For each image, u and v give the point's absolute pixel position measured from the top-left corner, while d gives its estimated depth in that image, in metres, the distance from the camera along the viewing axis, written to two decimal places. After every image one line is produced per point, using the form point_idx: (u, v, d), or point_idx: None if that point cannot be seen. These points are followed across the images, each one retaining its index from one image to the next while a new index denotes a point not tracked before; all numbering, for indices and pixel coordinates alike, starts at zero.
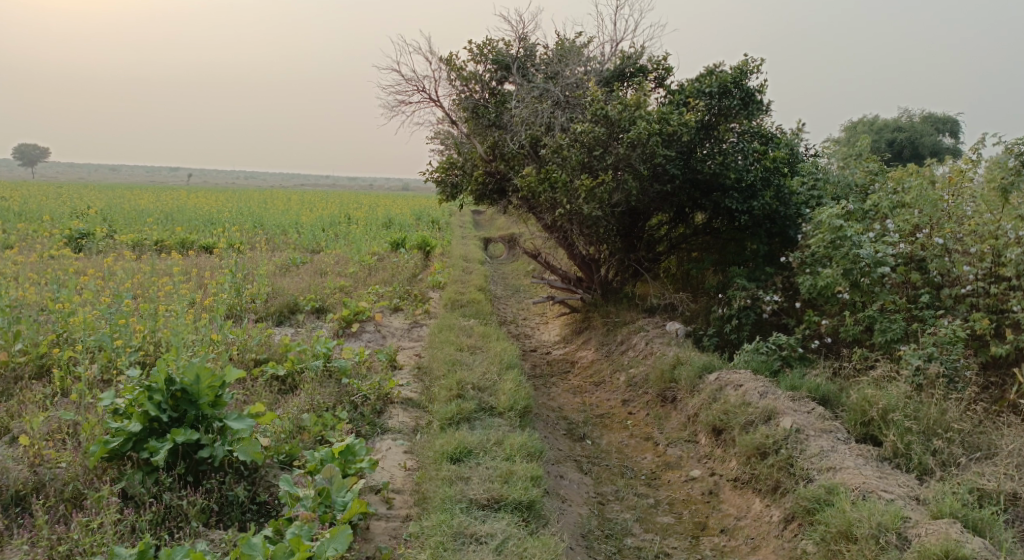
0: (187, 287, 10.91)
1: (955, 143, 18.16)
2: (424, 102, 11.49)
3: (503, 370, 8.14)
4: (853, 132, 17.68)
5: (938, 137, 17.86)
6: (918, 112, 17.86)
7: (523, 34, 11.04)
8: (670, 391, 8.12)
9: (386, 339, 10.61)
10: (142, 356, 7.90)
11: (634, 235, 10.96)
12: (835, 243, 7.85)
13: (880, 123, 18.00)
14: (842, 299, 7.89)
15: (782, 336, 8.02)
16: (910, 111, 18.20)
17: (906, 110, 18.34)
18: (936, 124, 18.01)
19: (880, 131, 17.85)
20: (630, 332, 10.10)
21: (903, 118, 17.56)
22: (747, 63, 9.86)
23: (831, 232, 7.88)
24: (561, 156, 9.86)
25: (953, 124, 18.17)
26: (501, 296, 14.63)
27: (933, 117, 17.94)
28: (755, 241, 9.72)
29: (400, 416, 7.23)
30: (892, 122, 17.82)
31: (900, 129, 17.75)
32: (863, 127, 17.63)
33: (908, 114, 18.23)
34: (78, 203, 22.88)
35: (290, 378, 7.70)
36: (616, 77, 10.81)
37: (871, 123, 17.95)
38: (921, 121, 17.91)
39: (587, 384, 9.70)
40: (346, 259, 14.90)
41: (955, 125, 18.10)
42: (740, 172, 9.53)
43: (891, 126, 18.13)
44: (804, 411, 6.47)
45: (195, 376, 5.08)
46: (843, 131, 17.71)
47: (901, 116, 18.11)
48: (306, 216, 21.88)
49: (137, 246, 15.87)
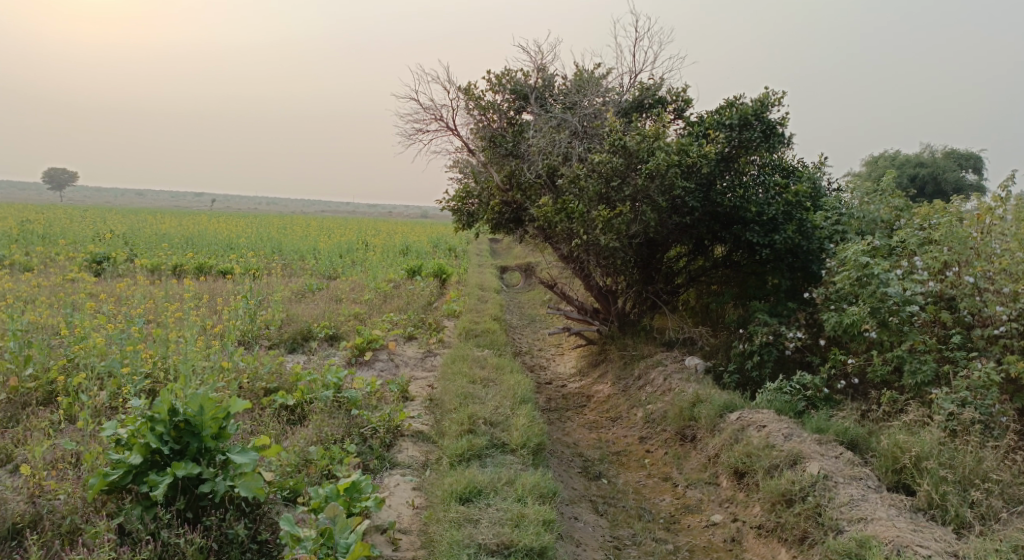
0: (200, 312, 10.80)
1: (978, 179, 17.88)
2: (442, 130, 11.41)
3: (516, 405, 7.91)
4: (875, 166, 17.46)
5: (962, 173, 17.60)
6: (941, 147, 17.63)
7: (542, 64, 10.96)
8: (689, 429, 7.87)
9: (400, 368, 10.43)
10: (150, 383, 7.75)
11: (652, 267, 10.76)
12: (861, 281, 7.69)
13: (902, 158, 17.77)
14: (868, 338, 7.61)
15: (807, 375, 7.78)
16: (933, 146, 17.97)
17: (929, 145, 18.11)
18: (960, 160, 17.75)
19: (902, 165, 17.62)
20: (648, 366, 9.86)
21: (926, 154, 17.32)
22: (769, 96, 9.70)
23: (857, 270, 7.70)
24: (578, 187, 9.68)
25: (977, 159, 17.92)
26: (516, 326, 14.44)
27: (956, 152, 17.69)
28: (777, 276, 9.49)
29: (409, 450, 7.02)
30: (914, 157, 17.58)
31: (923, 164, 17.51)
32: (884, 162, 17.41)
33: (930, 149, 18.00)
34: (98, 227, 22.98)
35: (299, 408, 7.53)
36: (635, 107, 10.70)
37: (893, 158, 17.72)
38: (944, 157, 17.67)
39: (603, 419, 9.45)
40: (362, 285, 14.78)
41: (979, 161, 17.84)
42: (761, 205, 9.42)
43: (914, 161, 17.90)
44: (832, 456, 6.20)
45: (198, 407, 4.92)
46: (865, 165, 17.47)
47: (924, 151, 17.88)
48: (323, 241, 21.85)
49: (155, 270, 15.85)
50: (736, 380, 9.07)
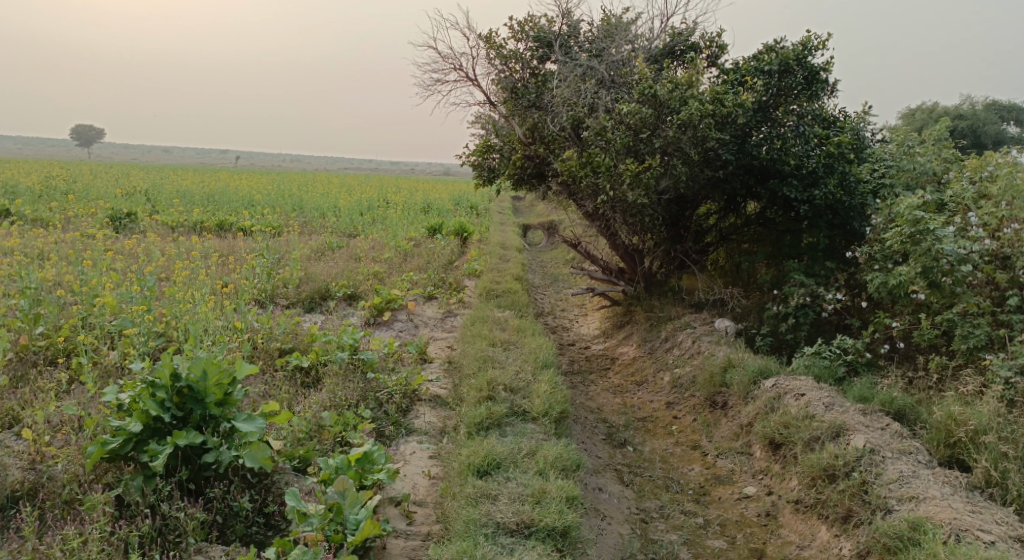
0: (216, 271, 10.52)
1: (1020, 132, 17.07)
2: (462, 80, 10.94)
3: (538, 370, 7.57)
4: (911, 119, 16.63)
5: (1002, 126, 16.81)
6: (982, 99, 16.79)
7: (567, 9, 10.39)
8: (719, 396, 7.50)
9: (419, 329, 10.11)
10: (162, 343, 7.48)
11: (681, 225, 10.30)
12: (914, 237, 7.18)
13: (940, 110, 16.95)
14: (915, 300, 7.30)
15: (847, 340, 7.37)
16: (973, 98, 17.12)
17: (967, 96, 17.24)
18: (1001, 113, 16.91)
19: (938, 118, 16.82)
20: (676, 329, 9.46)
21: (965, 105, 16.48)
22: (812, 39, 9.06)
23: (910, 225, 7.21)
24: (605, 139, 9.18)
25: (1018, 111, 17.04)
26: (538, 286, 14.08)
27: (997, 104, 16.86)
28: (814, 233, 9.00)
29: (426, 416, 6.73)
30: (954, 109, 16.72)
31: (962, 117, 16.69)
32: (921, 115, 16.60)
33: (969, 101, 17.16)
34: (120, 183, 22.78)
35: (313, 370, 7.24)
36: (665, 54, 10.12)
37: (929, 110, 16.90)
38: (983, 109, 16.85)
39: (629, 383, 9.10)
40: (382, 243, 14.45)
41: (1021, 113, 17.00)
42: (801, 157, 8.88)
43: (952, 113, 17.07)
44: (878, 428, 5.79)
45: (202, 371, 4.64)
46: (901, 118, 16.66)
47: (963, 103, 17.04)
48: (344, 199, 21.50)
49: (175, 227, 15.59)
50: (769, 344, 8.67)
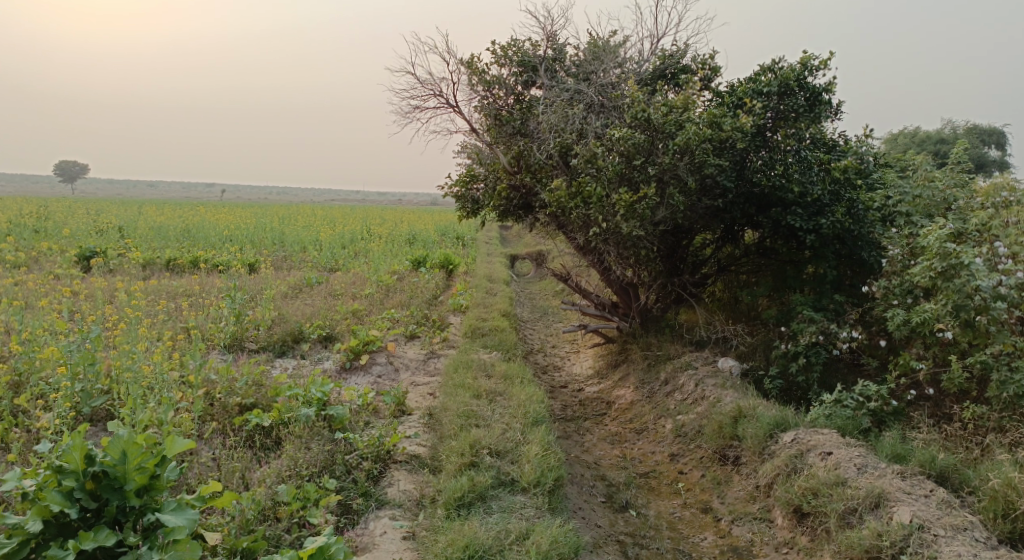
0: (179, 315, 9.64)
1: (1002, 156, 16.51)
2: (442, 107, 10.25)
3: (527, 426, 6.79)
4: (892, 143, 16.11)
5: (985, 150, 16.28)
6: (963, 123, 15.85)
7: (552, 31, 9.75)
8: (730, 449, 6.73)
9: (399, 374, 9.27)
10: (107, 403, 6.60)
11: (678, 256, 9.56)
12: (945, 273, 6.46)
13: (921, 135, 16.17)
14: (942, 339, 6.66)
15: (870, 386, 6.62)
16: (954, 121, 16.42)
17: (949, 120, 16.76)
18: (982, 137, 16.34)
19: (921, 143, 15.99)
20: (676, 370, 8.68)
21: (947, 129, 15.49)
22: (812, 57, 8.50)
23: (940, 259, 6.48)
24: (596, 167, 8.46)
25: (1000, 135, 16.48)
26: (527, 320, 13.30)
27: (978, 129, 16.21)
28: (821, 265, 8.30)
29: (401, 483, 5.91)
30: (935, 134, 15.78)
31: (943, 141, 15.67)
32: (903, 139, 16.09)
33: (950, 125, 16.47)
34: (95, 219, 21.78)
35: (274, 431, 6.39)
36: (656, 78, 9.52)
37: (910, 136, 16.01)
38: (965, 134, 16.01)
39: (627, 431, 8.29)
40: (363, 278, 13.63)
41: (1003, 137, 16.45)
42: (805, 184, 8.28)
43: (933, 138, 16.15)
44: (921, 496, 5.11)
45: (120, 454, 3.93)
46: (883, 143, 16.14)
47: (945, 127, 16.14)
48: (324, 232, 20.65)
49: (148, 265, 14.71)
50: (778, 387, 7.94)
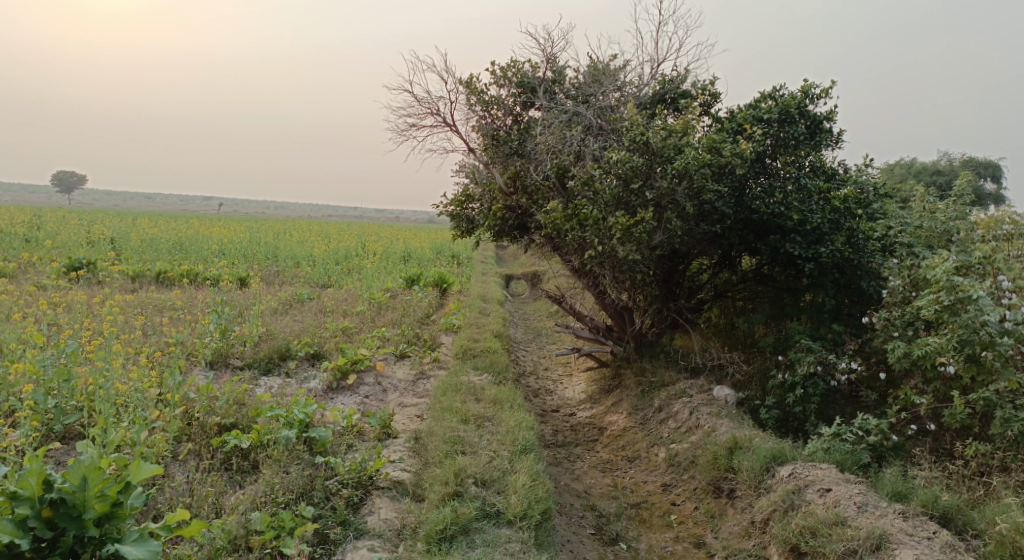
0: (163, 329, 9.40)
1: (998, 189, 16.39)
2: (439, 126, 10.10)
3: (516, 454, 6.58)
4: (888, 172, 15.99)
5: (980, 182, 16.17)
6: (959, 155, 15.71)
7: (552, 53, 9.64)
8: (725, 482, 6.51)
9: (388, 395, 9.00)
10: (82, 422, 6.35)
11: (674, 280, 9.36)
12: (953, 307, 6.29)
13: (917, 166, 16.03)
14: (944, 373, 6.47)
15: (870, 419, 6.42)
16: (950, 153, 16.31)
17: (946, 152, 16.66)
18: (978, 169, 16.21)
19: (917, 174, 15.85)
20: (670, 397, 8.46)
21: (943, 160, 15.36)
22: (814, 85, 8.37)
23: (947, 293, 6.31)
24: (593, 189, 8.26)
25: (995, 168, 16.40)
26: (520, 341, 13.08)
27: (974, 161, 16.08)
28: (819, 294, 8.13)
29: (383, 511, 5.67)
30: (931, 165, 15.64)
31: (939, 172, 15.53)
32: (899, 169, 15.98)
33: (946, 157, 16.35)
34: (88, 230, 21.52)
35: (252, 453, 6.15)
36: (656, 102, 9.40)
37: (906, 166, 15.86)
38: (961, 165, 15.82)
39: (619, 458, 8.07)
40: (355, 296, 13.39)
41: (998, 169, 16.35)
42: (805, 212, 8.11)
43: (929, 169, 16.00)
44: (923, 538, 4.97)
45: (79, 481, 3.84)
46: (879, 172, 16.03)
47: (941, 158, 15.97)
48: (319, 247, 20.44)
49: (138, 277, 14.46)
50: (775, 417, 7.74)
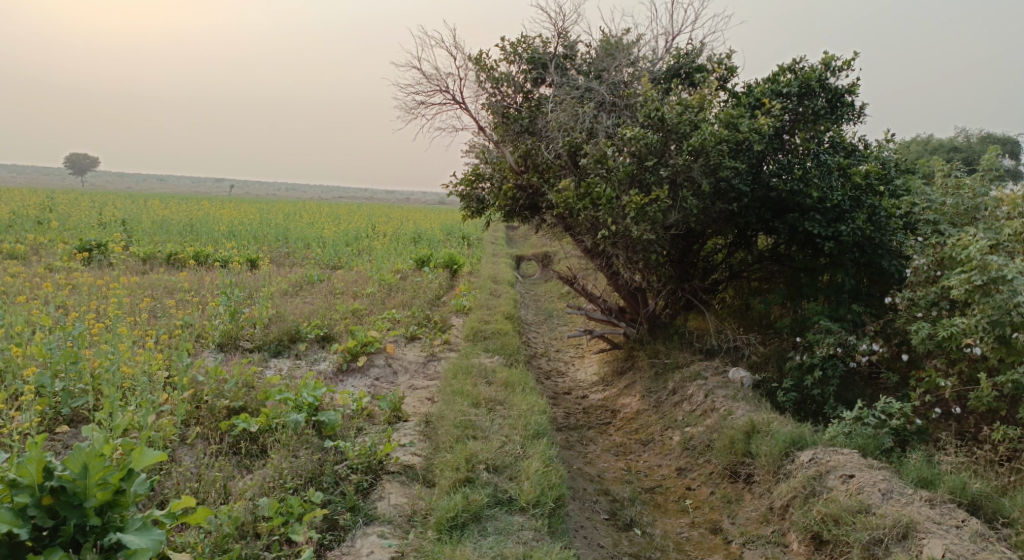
0: (172, 311, 9.29)
1: (1016, 166, 16.05)
2: (447, 103, 9.90)
3: (529, 439, 6.45)
4: (903, 149, 15.67)
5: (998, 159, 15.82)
6: (976, 132, 15.34)
7: (563, 28, 9.41)
8: (743, 466, 6.37)
9: (398, 377, 8.87)
10: (89, 406, 6.24)
11: (688, 261, 9.18)
12: (985, 287, 6.08)
13: (933, 143, 15.67)
14: (969, 354, 6.32)
15: (893, 403, 6.24)
16: (967, 130, 15.96)
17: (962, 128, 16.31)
18: (996, 145, 15.84)
19: (933, 151, 15.52)
20: (685, 380, 8.30)
21: (961, 137, 14.99)
22: (834, 58, 8.14)
23: (980, 273, 6.09)
24: (606, 167, 8.05)
25: (1014, 144, 16.04)
26: (531, 323, 12.93)
27: (991, 137, 15.72)
28: (839, 274, 7.95)
29: (393, 496, 5.57)
30: (948, 141, 15.28)
31: (956, 149, 15.19)
32: (915, 146, 15.66)
33: (963, 134, 16.01)
34: (99, 212, 21.48)
35: (261, 437, 6.03)
36: (670, 78, 9.17)
37: (922, 142, 15.49)
38: (979, 141, 15.41)
39: (632, 441, 7.92)
40: (366, 277, 13.26)
41: (1016, 146, 16.00)
42: (824, 189, 7.89)
43: (946, 146, 15.63)
44: (952, 526, 4.83)
45: (79, 469, 3.80)
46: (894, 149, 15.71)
47: (959, 134, 15.58)
48: (329, 228, 20.29)
49: (149, 259, 14.36)
50: (792, 400, 7.57)
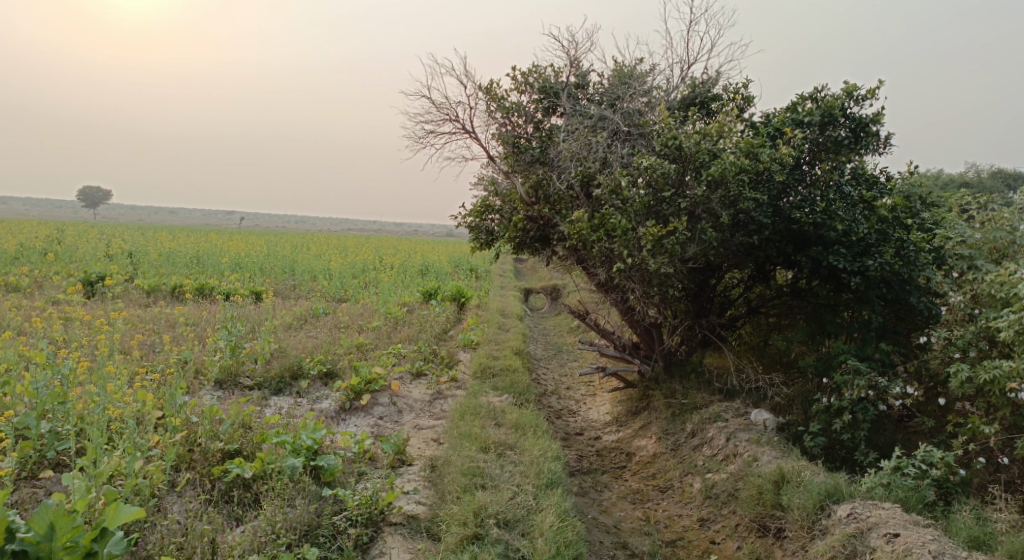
0: (171, 345, 8.91)
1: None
2: (457, 132, 9.61)
3: (541, 489, 6.04)
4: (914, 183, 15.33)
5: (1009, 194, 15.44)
6: (988, 166, 15.02)
7: (575, 57, 9.15)
8: (772, 520, 5.93)
9: (403, 416, 8.45)
10: (75, 448, 5.83)
11: (706, 296, 8.77)
12: None
13: (944, 178, 15.33)
14: (1013, 400, 5.92)
15: (933, 452, 5.82)
16: (978, 165, 15.62)
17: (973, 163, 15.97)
18: (1008, 180, 15.48)
19: (944, 186, 15.19)
20: (704, 422, 7.85)
21: (973, 171, 14.65)
22: (857, 86, 7.81)
23: None
24: (621, 199, 7.68)
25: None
26: (541, 358, 12.51)
27: (1004, 173, 15.37)
28: (866, 309, 7.51)
29: (394, 553, 5.17)
30: (959, 176, 14.95)
31: (968, 184, 14.85)
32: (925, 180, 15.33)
33: (974, 169, 15.66)
34: (105, 244, 21.24)
35: (254, 485, 5.59)
36: (685, 107, 8.87)
37: (932, 177, 15.16)
38: (989, 176, 15.07)
39: (650, 488, 7.46)
40: (372, 311, 12.89)
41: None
42: (849, 222, 7.53)
43: (957, 181, 15.29)
44: None
45: (46, 527, 3.85)
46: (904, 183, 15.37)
47: (968, 170, 15.25)
48: (336, 261, 19.98)
49: (153, 291, 14.02)
50: (820, 445, 7.10)
